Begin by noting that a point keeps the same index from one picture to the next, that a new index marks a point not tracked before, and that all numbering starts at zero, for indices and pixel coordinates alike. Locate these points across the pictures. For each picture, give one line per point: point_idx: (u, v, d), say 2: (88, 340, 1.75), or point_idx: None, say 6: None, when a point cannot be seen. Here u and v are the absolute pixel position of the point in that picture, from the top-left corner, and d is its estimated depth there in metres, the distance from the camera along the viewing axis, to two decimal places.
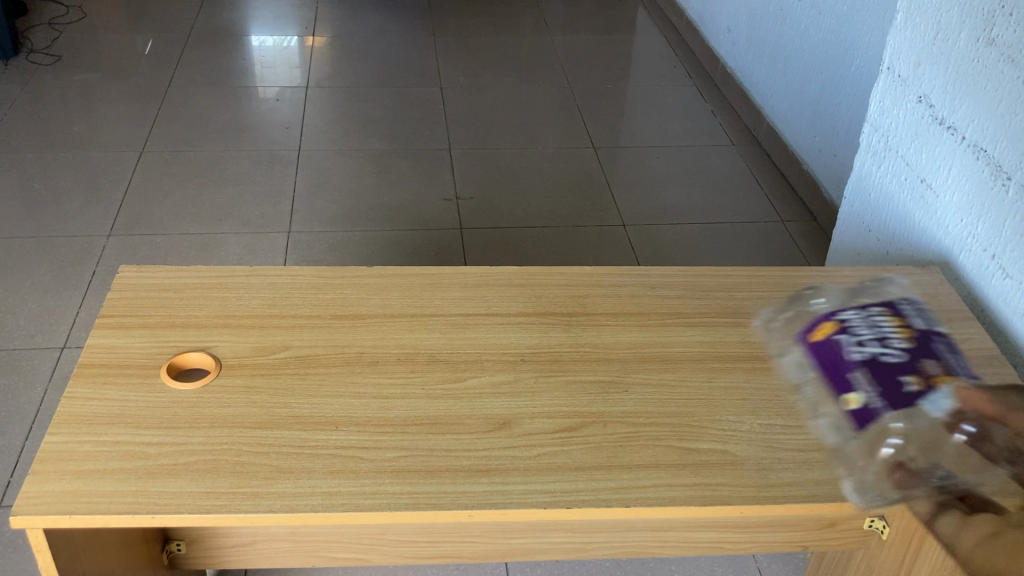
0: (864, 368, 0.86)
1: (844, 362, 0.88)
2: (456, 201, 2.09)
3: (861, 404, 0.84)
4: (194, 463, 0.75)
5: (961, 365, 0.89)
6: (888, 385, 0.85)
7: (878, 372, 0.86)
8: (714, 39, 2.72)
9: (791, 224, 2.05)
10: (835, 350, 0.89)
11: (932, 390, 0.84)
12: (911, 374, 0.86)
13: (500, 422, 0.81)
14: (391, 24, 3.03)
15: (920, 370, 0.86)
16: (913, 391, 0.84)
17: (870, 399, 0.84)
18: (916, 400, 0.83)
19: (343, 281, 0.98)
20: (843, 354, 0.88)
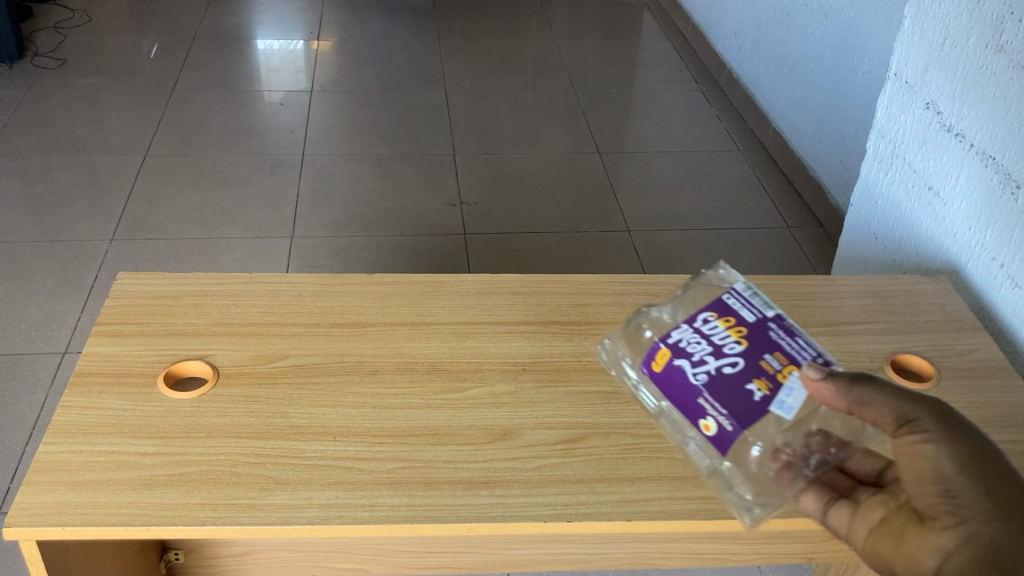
0: (705, 390, 0.72)
1: (683, 385, 0.73)
2: (461, 206, 2.08)
3: (717, 432, 0.71)
4: (190, 474, 0.74)
5: (802, 347, 0.73)
6: (734, 403, 0.70)
7: (722, 392, 0.71)
8: (721, 44, 2.71)
9: (798, 230, 2.04)
10: (671, 374, 0.74)
11: (780, 388, 0.70)
12: (753, 379, 0.71)
13: (500, 433, 0.80)
14: (396, 28, 3.02)
15: (762, 371, 0.71)
16: (760, 400, 0.70)
17: (722, 423, 0.70)
18: (763, 410, 0.69)
19: (342, 288, 0.96)
20: (681, 379, 0.73)
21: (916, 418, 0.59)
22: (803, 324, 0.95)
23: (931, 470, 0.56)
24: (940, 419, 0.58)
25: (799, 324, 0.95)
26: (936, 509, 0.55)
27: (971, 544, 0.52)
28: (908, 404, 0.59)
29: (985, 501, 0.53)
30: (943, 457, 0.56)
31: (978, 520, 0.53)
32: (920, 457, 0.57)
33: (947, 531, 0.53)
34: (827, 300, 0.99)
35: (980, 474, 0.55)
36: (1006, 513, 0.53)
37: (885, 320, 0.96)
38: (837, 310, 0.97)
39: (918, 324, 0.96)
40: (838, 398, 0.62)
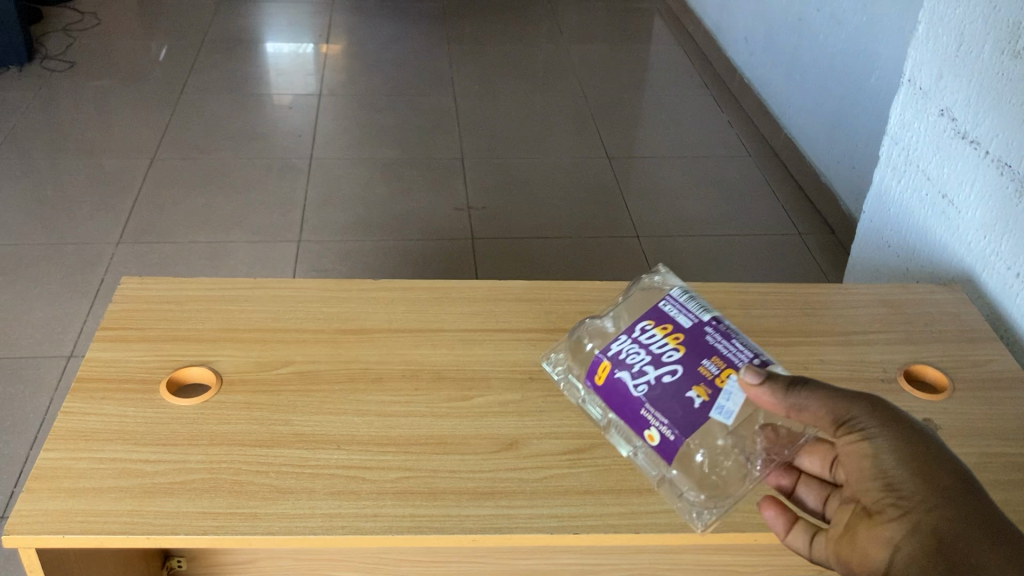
0: (647, 400, 0.71)
1: (625, 396, 0.72)
2: (469, 211, 2.07)
3: (661, 441, 0.70)
4: (192, 482, 0.73)
5: (741, 348, 0.71)
6: (675, 411, 0.69)
7: (663, 401, 0.70)
8: (732, 49, 2.70)
9: (808, 237, 2.02)
10: (613, 386, 0.73)
11: (719, 393, 0.69)
12: (693, 386, 0.70)
13: (506, 443, 0.79)
14: (405, 32, 3.01)
15: (702, 376, 0.70)
16: (700, 406, 0.69)
17: (664, 432, 0.70)
18: (701, 419, 0.68)
19: (347, 294, 0.95)
20: (623, 390, 0.72)
21: (852, 416, 0.59)
22: (814, 332, 0.94)
23: (875, 466, 0.57)
24: (876, 414, 0.59)
25: (812, 333, 0.93)
26: (881, 502, 0.56)
27: (919, 535, 0.53)
28: (845, 403, 0.60)
29: (927, 491, 0.54)
30: (884, 452, 0.57)
31: (921, 511, 0.54)
32: (863, 453, 0.58)
33: (894, 524, 0.54)
34: (839, 308, 0.97)
35: (921, 464, 0.56)
36: (950, 501, 0.53)
37: (899, 330, 0.95)
38: (849, 319, 0.96)
39: (932, 333, 0.95)
40: (775, 402, 0.62)
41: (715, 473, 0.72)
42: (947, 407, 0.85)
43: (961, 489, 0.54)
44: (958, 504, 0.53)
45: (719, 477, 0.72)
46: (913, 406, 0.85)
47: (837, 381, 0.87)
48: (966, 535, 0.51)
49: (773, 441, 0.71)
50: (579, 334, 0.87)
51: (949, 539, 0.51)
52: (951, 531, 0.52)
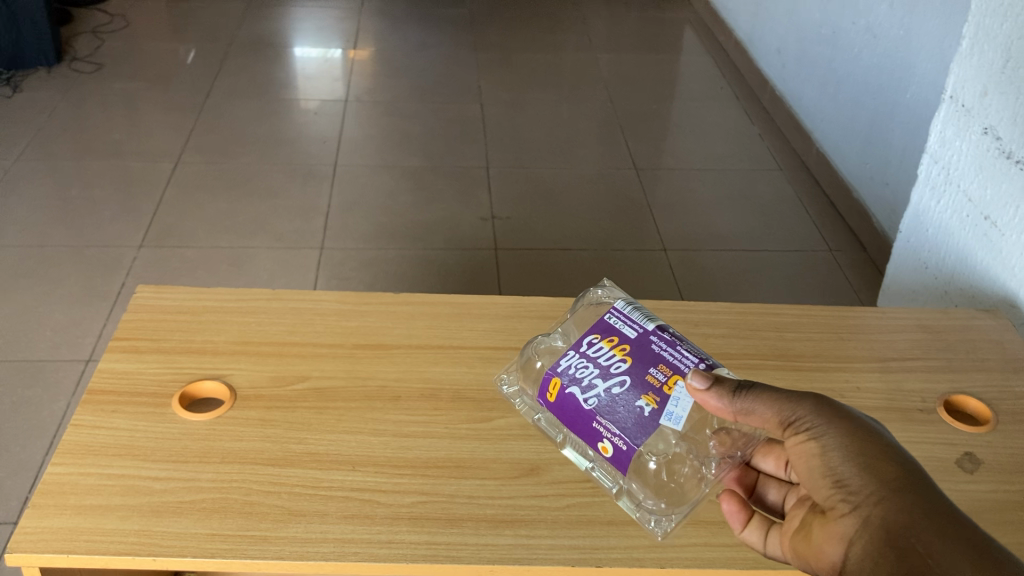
0: (597, 413, 0.69)
1: (577, 411, 0.70)
2: (493, 220, 2.04)
3: (614, 453, 0.68)
4: (201, 502, 0.71)
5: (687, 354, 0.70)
6: (627, 420, 0.68)
7: (614, 411, 0.69)
8: (763, 60, 2.66)
9: (839, 254, 1.98)
10: (565, 402, 0.71)
11: (667, 399, 0.68)
12: (640, 395, 0.69)
13: (526, 468, 0.76)
14: (433, 39, 3.00)
15: (650, 385, 0.69)
16: (649, 415, 0.68)
17: (617, 443, 0.68)
18: (653, 426, 0.67)
19: (366, 308, 0.93)
20: (574, 404, 0.70)
21: (799, 417, 0.59)
22: (851, 359, 0.90)
23: (825, 465, 0.56)
24: (822, 413, 0.58)
25: (847, 359, 0.89)
26: (831, 500, 0.55)
27: (871, 529, 0.52)
28: (792, 405, 0.60)
29: (874, 485, 0.54)
30: (833, 450, 0.57)
31: (871, 505, 0.53)
32: (812, 453, 0.58)
33: (847, 521, 0.54)
34: (876, 334, 0.93)
35: (868, 459, 0.55)
36: (898, 491, 0.53)
37: (937, 357, 0.91)
38: (886, 346, 0.92)
39: (973, 362, 0.91)
40: (725, 408, 0.63)
41: (674, 477, 0.73)
42: (988, 440, 0.81)
43: (908, 480, 0.54)
44: (906, 493, 0.53)
45: (677, 481, 0.73)
46: (954, 439, 0.81)
47: (873, 411, 0.83)
48: (916, 524, 0.51)
49: (729, 445, 0.71)
50: (528, 354, 0.84)
51: (901, 531, 0.51)
52: (904, 521, 0.51)
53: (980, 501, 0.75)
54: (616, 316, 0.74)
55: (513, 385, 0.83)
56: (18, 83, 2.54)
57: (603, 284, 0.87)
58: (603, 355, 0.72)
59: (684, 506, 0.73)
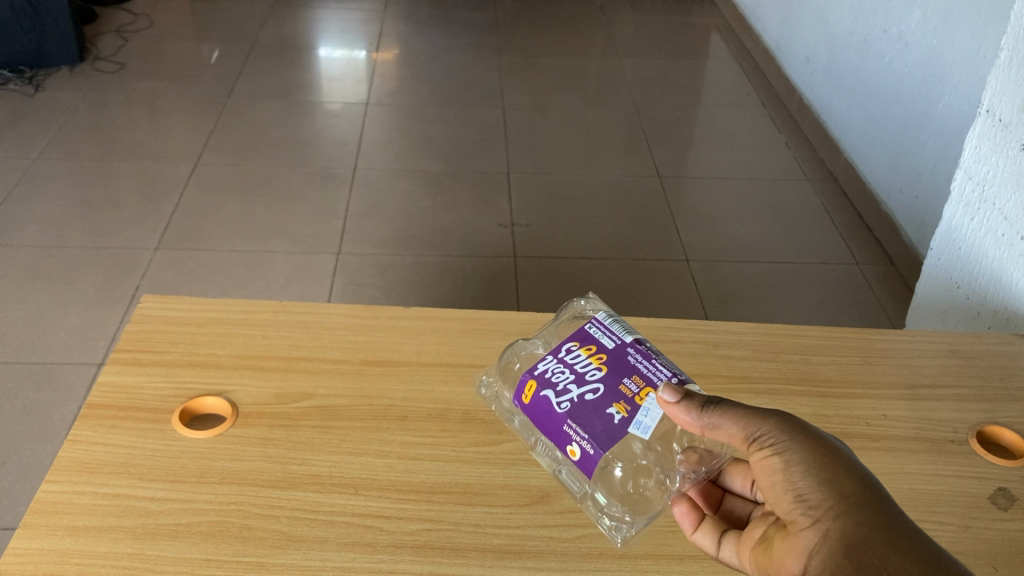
0: (568, 416, 0.66)
1: (548, 414, 0.67)
2: (513, 227, 2.01)
3: (582, 458, 0.65)
4: (197, 525, 0.68)
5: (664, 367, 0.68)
6: (597, 426, 0.65)
7: (586, 415, 0.66)
8: (791, 68, 2.61)
9: (866, 268, 1.94)
10: (538, 404, 0.68)
11: (638, 409, 0.65)
12: (612, 403, 0.66)
13: (536, 495, 0.73)
14: (457, 41, 2.98)
15: (623, 394, 0.66)
16: (619, 422, 0.65)
17: (585, 447, 0.64)
18: (621, 432, 0.64)
19: (375, 322, 0.90)
20: (546, 407, 0.68)
21: (762, 433, 0.58)
22: (878, 384, 0.86)
23: (787, 481, 0.57)
24: (785, 429, 0.58)
25: (873, 386, 0.86)
26: (792, 514, 0.56)
27: (830, 544, 0.53)
28: (756, 420, 0.59)
29: (833, 499, 0.54)
30: (795, 466, 0.57)
31: (829, 519, 0.54)
32: (775, 469, 0.57)
33: (807, 535, 0.55)
34: (905, 359, 0.90)
35: (828, 474, 0.56)
36: (855, 506, 0.54)
37: (968, 385, 0.87)
38: (915, 372, 0.88)
39: (1006, 391, 0.87)
40: (694, 423, 0.61)
41: (640, 484, 0.70)
42: (1020, 475, 0.77)
43: (866, 494, 0.55)
44: (864, 508, 0.54)
45: (642, 488, 0.70)
46: (985, 474, 0.77)
47: (900, 441, 0.79)
48: (872, 538, 0.52)
49: (695, 461, 0.69)
50: (507, 361, 0.83)
51: (858, 545, 0.52)
52: (861, 535, 0.52)
53: (1012, 540, 0.71)
54: (600, 327, 0.72)
55: (493, 386, 0.82)
56: (40, 82, 2.53)
57: (586, 297, 0.86)
58: (582, 361, 0.69)
59: (646, 514, 0.70)
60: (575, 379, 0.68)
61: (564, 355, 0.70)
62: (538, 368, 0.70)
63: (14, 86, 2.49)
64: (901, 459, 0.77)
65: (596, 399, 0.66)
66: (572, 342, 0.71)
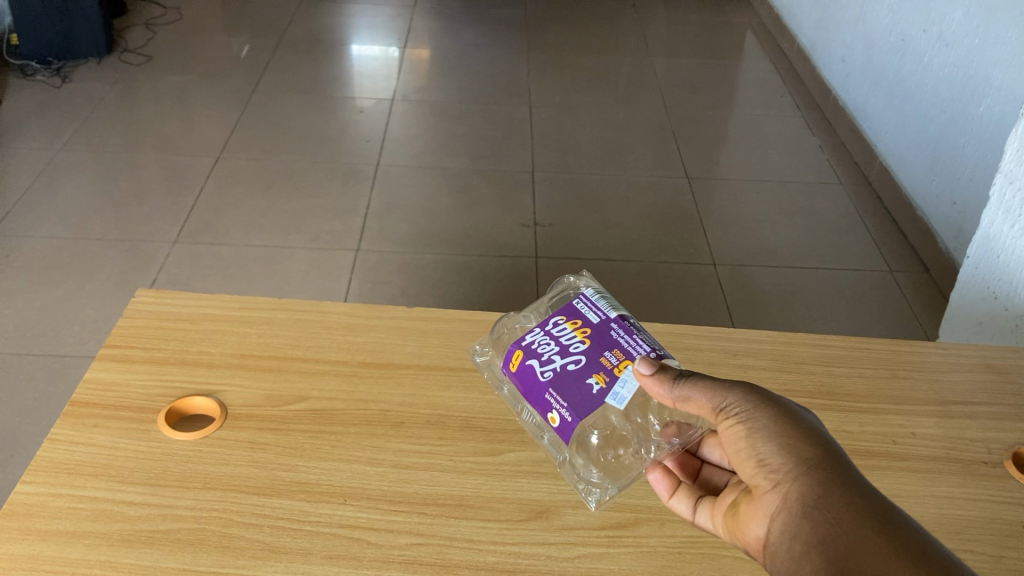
0: (550, 385, 0.66)
1: (532, 382, 0.67)
2: (535, 227, 1.97)
3: (561, 425, 0.65)
4: (175, 532, 0.65)
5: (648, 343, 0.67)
6: (576, 396, 0.65)
7: (567, 385, 0.65)
8: (827, 69, 2.55)
9: (900, 275, 1.87)
10: (522, 373, 0.68)
11: (617, 380, 0.64)
12: (592, 374, 0.65)
13: (535, 510, 0.68)
14: (486, 38, 2.94)
15: (603, 365, 0.66)
16: (597, 393, 0.64)
17: (563, 415, 0.64)
18: (598, 402, 0.64)
19: (376, 323, 0.86)
20: (529, 377, 0.67)
21: (728, 403, 0.59)
22: (906, 400, 0.81)
23: (750, 448, 0.57)
24: (750, 398, 0.59)
25: (901, 401, 0.80)
26: (756, 479, 0.57)
27: (790, 506, 0.54)
28: (723, 391, 0.59)
29: (793, 463, 0.55)
30: (759, 433, 0.57)
31: (790, 482, 0.55)
32: (738, 437, 0.58)
33: (769, 498, 0.56)
34: (936, 373, 0.84)
35: (789, 439, 0.56)
36: (814, 469, 0.55)
37: (1004, 403, 0.82)
38: (946, 387, 0.83)
39: None
40: (667, 396, 0.61)
41: (617, 454, 0.67)
42: None
43: (824, 456, 0.55)
44: (821, 470, 0.54)
45: (619, 456, 0.67)
46: (1019, 499, 0.71)
47: (928, 461, 0.74)
48: (829, 498, 0.53)
49: (673, 432, 0.67)
50: (498, 329, 0.81)
51: (817, 506, 0.53)
52: (819, 495, 0.53)
53: None
54: (589, 301, 0.71)
55: (487, 354, 0.81)
56: (67, 73, 2.53)
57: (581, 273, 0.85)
58: (569, 333, 0.69)
59: (622, 480, 0.68)
60: (561, 350, 0.67)
61: (551, 327, 0.69)
62: (526, 339, 0.69)
63: (42, 77, 2.49)
64: (928, 480, 0.72)
65: (578, 370, 0.66)
66: (561, 314, 0.70)
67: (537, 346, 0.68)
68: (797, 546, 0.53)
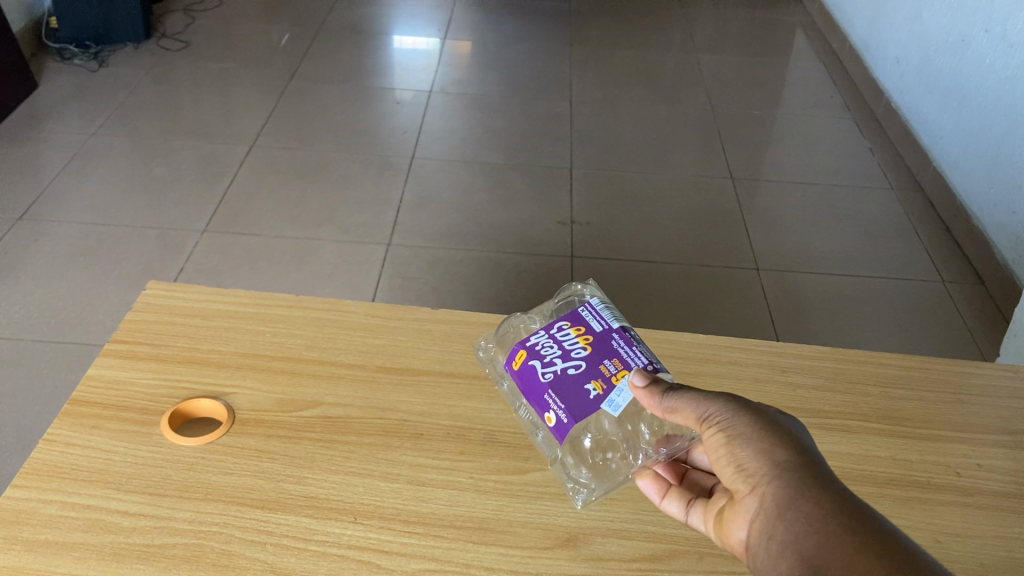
0: (549, 386, 0.64)
1: (532, 382, 0.65)
2: (572, 225, 1.91)
3: (556, 425, 0.63)
4: (171, 548, 0.60)
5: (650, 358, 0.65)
6: (572, 398, 0.63)
7: (566, 387, 0.63)
8: (880, 70, 2.46)
9: (952, 286, 1.79)
10: (524, 372, 0.66)
11: (614, 388, 0.63)
12: (589, 380, 0.63)
13: (561, 537, 0.63)
14: (528, 31, 2.88)
15: (600, 372, 0.64)
16: (593, 398, 0.63)
17: (559, 416, 0.62)
18: (593, 407, 0.62)
19: (398, 323, 0.81)
20: (530, 378, 0.65)
21: (711, 412, 0.56)
22: (971, 427, 0.74)
23: (730, 455, 0.55)
24: (733, 406, 0.56)
25: (966, 428, 0.74)
26: (735, 484, 0.54)
27: (766, 508, 0.51)
28: (707, 401, 0.57)
29: (769, 466, 0.53)
30: (739, 439, 0.54)
31: (767, 486, 0.52)
32: (719, 445, 0.55)
33: (749, 503, 0.53)
34: (1005, 399, 0.77)
35: (768, 444, 0.54)
36: (791, 473, 0.52)
37: None
38: (1014, 415, 0.76)
39: None
40: (656, 409, 0.59)
41: (605, 456, 0.67)
42: None
43: (802, 461, 0.52)
44: (796, 471, 0.51)
45: (607, 459, 0.67)
46: None
47: (996, 496, 0.68)
48: (802, 497, 0.50)
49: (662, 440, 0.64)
50: (506, 327, 0.78)
51: (790, 506, 0.50)
52: (793, 495, 0.50)
53: None
54: (598, 310, 0.68)
55: (490, 350, 0.78)
56: (105, 58, 2.51)
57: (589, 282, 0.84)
58: (574, 339, 0.66)
59: (610, 483, 0.66)
60: (564, 355, 0.65)
61: (557, 332, 0.67)
62: (531, 341, 0.67)
63: (79, 61, 2.47)
64: (995, 517, 0.66)
65: (579, 377, 0.64)
66: (567, 320, 0.68)
67: (541, 349, 0.66)
68: (773, 544, 0.50)
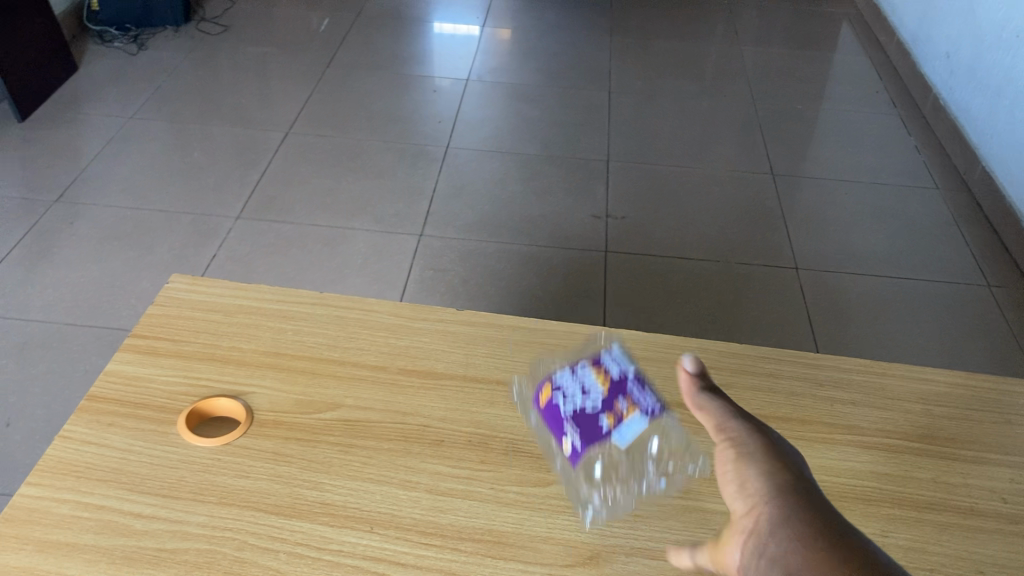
0: (569, 417, 0.66)
1: (553, 413, 0.67)
2: (607, 219, 1.88)
3: (570, 451, 0.66)
4: (183, 553, 0.58)
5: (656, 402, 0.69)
6: (588, 429, 0.65)
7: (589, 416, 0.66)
8: (928, 65, 2.39)
9: (998, 291, 1.73)
10: (546, 404, 0.68)
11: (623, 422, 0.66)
12: (604, 414, 0.66)
13: (583, 555, 0.61)
14: (567, 19, 2.84)
15: (614, 409, 0.66)
16: (605, 432, 0.66)
17: (572, 443, 0.65)
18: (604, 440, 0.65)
19: (422, 324, 0.79)
20: (552, 409, 0.68)
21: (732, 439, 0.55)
22: (1015, 451, 0.71)
23: (737, 478, 0.53)
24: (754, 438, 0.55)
25: (1010, 451, 0.71)
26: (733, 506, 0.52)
27: (758, 528, 0.49)
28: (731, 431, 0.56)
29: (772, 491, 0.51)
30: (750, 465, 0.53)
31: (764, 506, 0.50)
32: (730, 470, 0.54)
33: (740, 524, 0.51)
34: None
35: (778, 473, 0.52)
36: (793, 497, 0.50)
37: None
38: None
39: None
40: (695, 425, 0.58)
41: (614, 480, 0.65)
42: None
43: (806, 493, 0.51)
44: (798, 498, 0.50)
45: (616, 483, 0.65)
46: None
47: None
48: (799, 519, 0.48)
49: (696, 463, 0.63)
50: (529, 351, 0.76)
51: (783, 526, 0.48)
52: (788, 517, 0.48)
53: None
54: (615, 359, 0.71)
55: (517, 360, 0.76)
56: (144, 40, 2.52)
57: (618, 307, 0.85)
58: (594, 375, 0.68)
59: (621, 506, 0.64)
60: (585, 389, 0.67)
61: (579, 368, 0.69)
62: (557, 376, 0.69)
63: (119, 44, 2.48)
64: None
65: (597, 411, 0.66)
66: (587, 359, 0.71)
67: (564, 381, 0.68)
68: (759, 561, 0.48)
